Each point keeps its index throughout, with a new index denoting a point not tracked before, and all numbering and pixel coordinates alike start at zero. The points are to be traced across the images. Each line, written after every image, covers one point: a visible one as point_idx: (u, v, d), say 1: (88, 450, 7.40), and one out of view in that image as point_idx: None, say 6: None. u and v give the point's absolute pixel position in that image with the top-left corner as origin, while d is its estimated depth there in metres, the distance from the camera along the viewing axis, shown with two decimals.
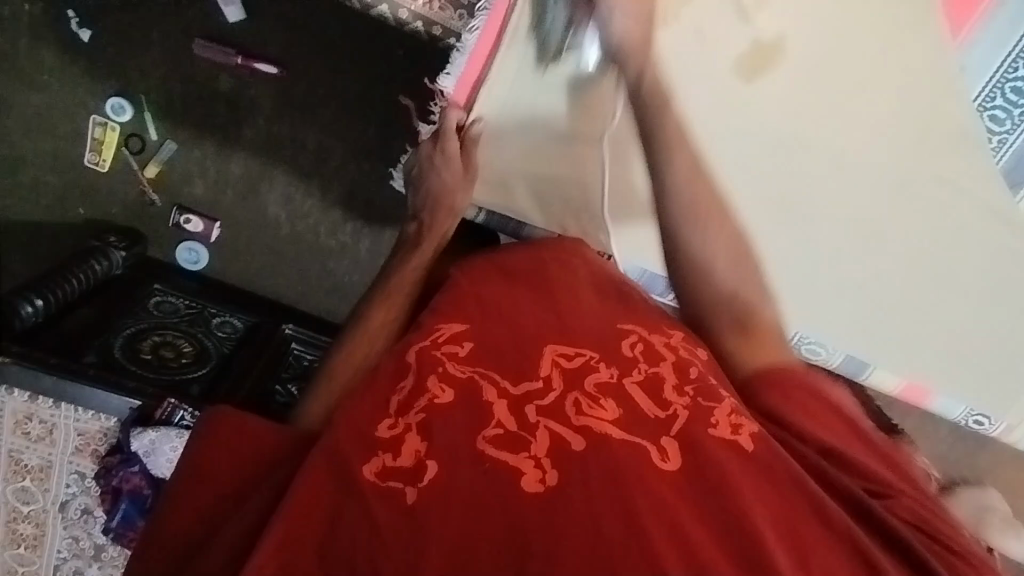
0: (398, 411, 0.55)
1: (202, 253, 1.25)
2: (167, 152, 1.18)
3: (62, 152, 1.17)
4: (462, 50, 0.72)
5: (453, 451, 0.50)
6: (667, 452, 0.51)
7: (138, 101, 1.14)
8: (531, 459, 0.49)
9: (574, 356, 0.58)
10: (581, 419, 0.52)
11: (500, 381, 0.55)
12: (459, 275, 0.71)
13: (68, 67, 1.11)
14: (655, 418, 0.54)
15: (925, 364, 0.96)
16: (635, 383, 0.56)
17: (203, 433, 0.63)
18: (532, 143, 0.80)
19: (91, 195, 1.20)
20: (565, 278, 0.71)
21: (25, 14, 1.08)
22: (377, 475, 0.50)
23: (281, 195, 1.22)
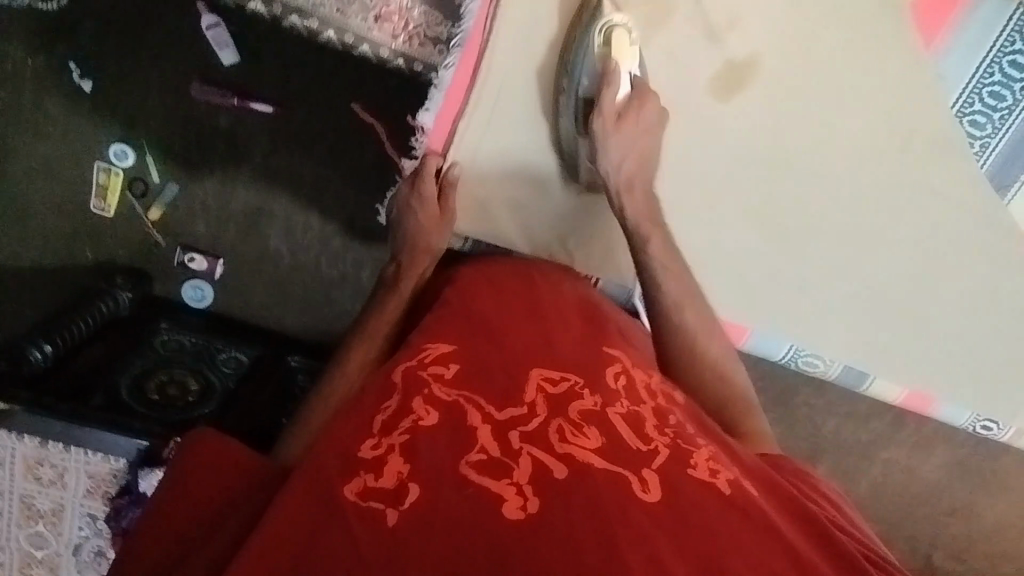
0: (382, 431, 0.55)
1: (207, 290, 1.26)
2: (170, 194, 1.20)
3: (68, 199, 1.20)
4: (438, 85, 0.72)
5: (438, 473, 0.50)
6: (648, 484, 0.51)
7: (140, 146, 1.17)
8: (513, 486, 0.49)
9: (559, 380, 0.60)
10: (565, 446, 0.52)
11: (485, 404, 0.56)
12: (449, 291, 0.73)
13: (72, 116, 1.15)
14: (637, 450, 0.54)
15: (926, 373, 0.96)
16: (617, 414, 0.57)
17: (184, 458, 0.64)
18: (516, 175, 0.82)
19: (97, 238, 1.22)
20: (549, 304, 0.73)
21: (29, 69, 1.12)
22: (358, 495, 0.49)
23: (282, 228, 1.24)
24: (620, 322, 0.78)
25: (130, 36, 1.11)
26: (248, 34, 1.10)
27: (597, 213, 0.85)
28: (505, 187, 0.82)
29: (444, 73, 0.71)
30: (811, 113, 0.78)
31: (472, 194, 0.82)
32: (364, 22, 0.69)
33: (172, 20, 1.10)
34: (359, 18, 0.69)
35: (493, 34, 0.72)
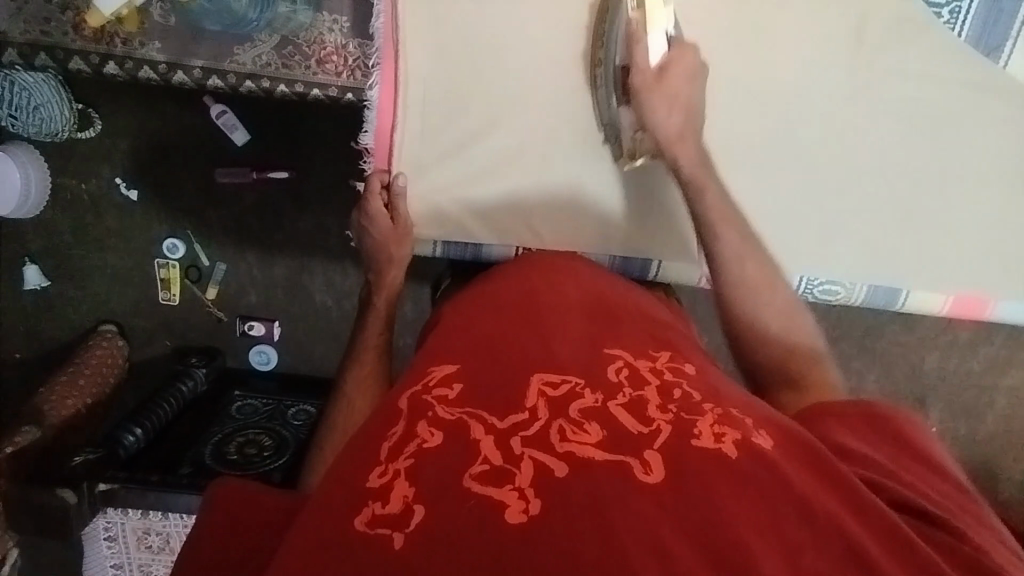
0: (388, 457, 0.54)
1: (271, 353, 1.36)
2: (220, 273, 1.31)
3: (141, 297, 1.34)
4: (371, 106, 0.81)
5: (440, 490, 0.50)
6: (650, 465, 0.52)
7: (187, 237, 1.29)
8: (515, 491, 0.49)
9: (560, 383, 0.60)
10: (565, 445, 0.53)
11: (487, 417, 0.56)
12: (452, 311, 0.79)
13: (127, 224, 1.29)
14: (638, 433, 0.54)
15: (968, 273, 0.92)
16: (619, 404, 0.58)
17: (209, 506, 0.68)
18: (465, 167, 0.86)
19: (172, 327, 1.35)
20: (551, 302, 0.75)
21: (84, 193, 1.27)
22: (366, 524, 0.49)
23: (323, 282, 1.32)
24: (623, 301, 0.79)
25: (158, 142, 1.24)
26: (252, 112, 1.20)
27: (550, 184, 0.87)
28: (459, 165, 0.86)
29: (373, 93, 0.81)
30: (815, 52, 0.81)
31: (425, 199, 0.87)
32: (308, 70, 0.81)
33: (188, 119, 1.22)
34: (303, 69, 0.81)
35: (404, 32, 0.79)
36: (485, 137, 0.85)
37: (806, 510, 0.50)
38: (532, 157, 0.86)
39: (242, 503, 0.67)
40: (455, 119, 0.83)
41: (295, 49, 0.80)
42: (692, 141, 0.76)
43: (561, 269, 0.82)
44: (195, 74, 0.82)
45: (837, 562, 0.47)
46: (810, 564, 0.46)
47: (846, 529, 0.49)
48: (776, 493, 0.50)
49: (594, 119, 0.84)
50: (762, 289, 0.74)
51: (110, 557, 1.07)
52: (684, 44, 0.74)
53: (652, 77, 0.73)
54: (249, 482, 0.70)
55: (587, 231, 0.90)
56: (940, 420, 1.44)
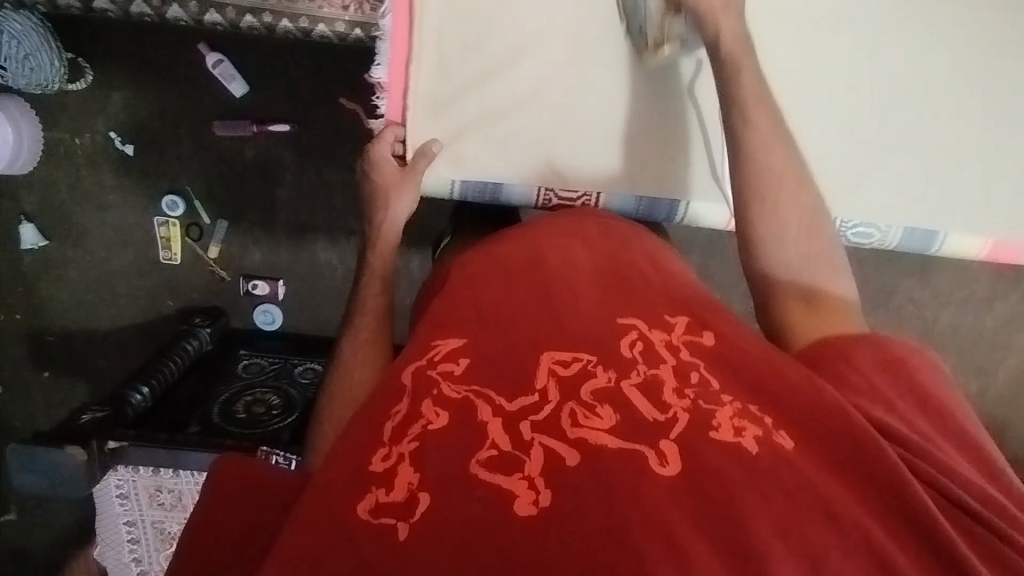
0: (392, 439, 0.53)
1: (276, 312, 1.34)
2: (222, 231, 1.28)
3: (142, 257, 1.31)
4: (383, 35, 0.82)
5: (444, 480, 0.49)
6: (666, 456, 0.50)
7: (187, 194, 1.26)
8: (525, 480, 0.48)
9: (571, 361, 0.58)
10: (577, 431, 0.51)
11: (495, 398, 0.54)
12: (459, 274, 0.75)
13: (124, 180, 1.25)
14: (652, 421, 0.52)
15: (999, 216, 0.92)
16: (633, 386, 0.55)
17: (212, 486, 0.67)
18: (486, 101, 0.86)
19: (175, 287, 1.33)
20: (560, 266, 0.72)
21: (78, 148, 1.22)
22: (370, 513, 0.48)
23: (328, 240, 1.29)
24: (641, 265, 0.75)
25: (151, 94, 1.18)
26: (251, 61, 1.15)
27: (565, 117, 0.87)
28: (479, 99, 0.85)
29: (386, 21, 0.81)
30: None
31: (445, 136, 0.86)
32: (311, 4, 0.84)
33: (183, 68, 1.17)
34: (307, 4, 0.84)
35: None
36: (510, 70, 0.85)
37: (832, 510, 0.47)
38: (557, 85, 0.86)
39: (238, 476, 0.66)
40: (477, 56, 0.84)
41: None
42: (734, 15, 0.74)
43: (570, 228, 0.79)
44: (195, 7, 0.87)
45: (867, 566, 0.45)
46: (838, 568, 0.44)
47: (875, 534, 0.47)
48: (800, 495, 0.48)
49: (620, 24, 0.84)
50: (785, 185, 0.71)
51: (123, 515, 1.06)
52: None
53: None
54: (257, 461, 0.68)
55: (607, 165, 0.88)
56: (953, 374, 1.43)
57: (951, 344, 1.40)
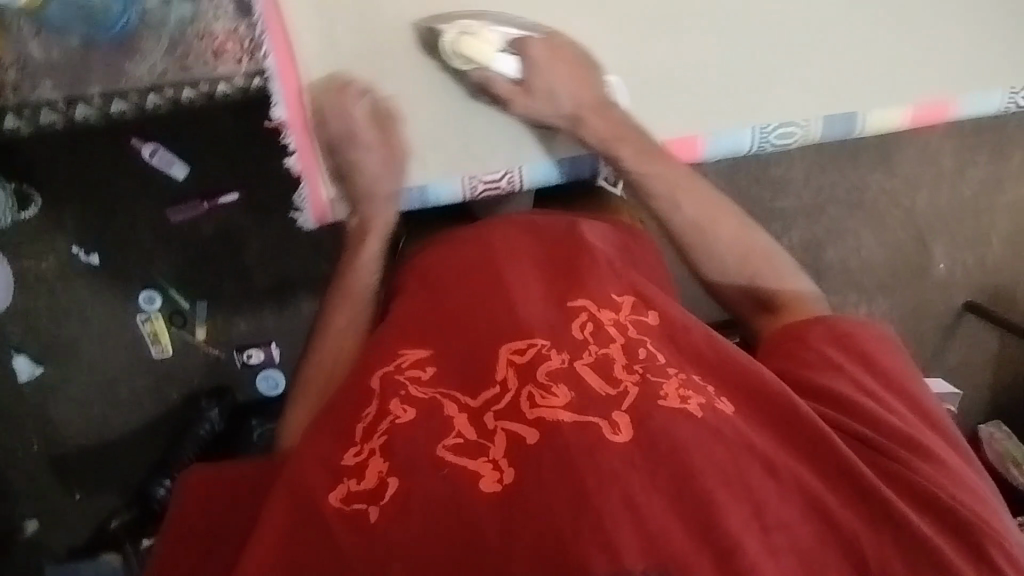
0: (364, 437, 0.69)
1: (277, 375, 1.36)
2: (204, 310, 1.30)
3: (134, 357, 1.33)
4: (270, 76, 0.94)
5: (410, 464, 0.65)
6: (618, 426, 0.65)
7: (161, 285, 1.28)
8: (490, 463, 0.63)
9: (526, 348, 0.73)
10: (536, 411, 0.66)
11: (460, 398, 0.71)
12: (419, 261, 0.89)
13: (98, 288, 1.27)
14: (605, 395, 0.68)
15: (923, 84, 1.14)
16: (586, 365, 0.71)
17: (188, 489, 0.77)
18: (469, 116, 1.06)
19: (175, 378, 1.35)
20: (510, 256, 0.85)
21: (47, 270, 1.25)
22: (342, 501, 0.63)
23: (307, 291, 1.30)
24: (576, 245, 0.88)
25: (101, 200, 1.21)
26: (184, 142, 1.17)
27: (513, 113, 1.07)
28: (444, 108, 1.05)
29: (267, 62, 0.94)
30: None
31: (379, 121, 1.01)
32: (207, 65, 0.91)
33: (123, 167, 1.19)
34: (202, 68, 0.92)
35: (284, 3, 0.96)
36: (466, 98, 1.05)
37: (772, 465, 0.66)
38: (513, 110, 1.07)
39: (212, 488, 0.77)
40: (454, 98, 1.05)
41: (187, 48, 0.90)
42: (591, 120, 0.99)
43: (497, 227, 0.90)
44: (96, 100, 0.89)
45: (799, 506, 0.64)
46: (773, 508, 0.63)
47: (807, 481, 0.66)
48: (736, 446, 0.66)
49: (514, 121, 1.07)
50: (712, 226, 0.95)
51: None
52: (517, 50, 0.98)
53: (520, 93, 1.00)
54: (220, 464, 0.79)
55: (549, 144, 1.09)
56: (946, 254, 1.42)
57: (937, 225, 1.40)
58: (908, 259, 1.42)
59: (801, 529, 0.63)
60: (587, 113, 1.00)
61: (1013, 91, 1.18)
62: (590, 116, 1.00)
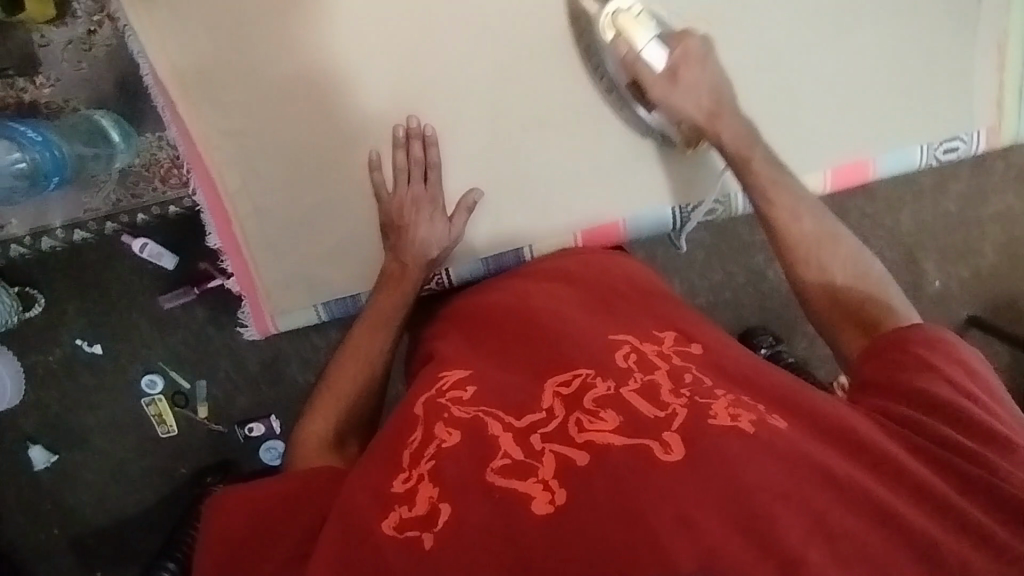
0: (411, 463, 0.69)
1: (279, 445, 1.40)
2: (203, 389, 1.35)
3: (141, 439, 1.37)
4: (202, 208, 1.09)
5: (463, 487, 0.64)
6: (670, 445, 0.65)
7: (161, 368, 1.33)
8: (540, 484, 0.63)
9: (572, 379, 0.75)
10: (584, 435, 0.66)
11: (505, 417, 0.71)
12: (464, 303, 1.00)
13: (102, 376, 1.33)
14: (653, 417, 0.67)
15: (854, 141, 1.19)
16: (631, 390, 0.71)
17: (219, 508, 0.75)
18: (573, 145, 1.14)
19: (182, 455, 1.39)
20: (549, 307, 0.92)
21: (54, 363, 1.31)
22: (395, 528, 0.63)
23: (300, 362, 1.35)
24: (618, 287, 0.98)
25: (99, 295, 1.27)
26: (170, 233, 1.23)
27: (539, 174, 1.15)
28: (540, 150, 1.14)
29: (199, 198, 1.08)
30: (545, 67, 1.11)
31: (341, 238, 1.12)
32: (154, 189, 1.10)
33: (117, 261, 1.25)
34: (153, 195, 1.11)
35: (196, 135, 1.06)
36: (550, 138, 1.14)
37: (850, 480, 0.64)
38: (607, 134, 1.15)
39: (250, 506, 0.74)
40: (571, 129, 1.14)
41: (136, 178, 1.10)
42: (727, 119, 1.02)
43: (544, 278, 1.01)
44: (59, 233, 1.11)
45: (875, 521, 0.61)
46: (841, 521, 0.61)
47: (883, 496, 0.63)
48: (790, 457, 0.65)
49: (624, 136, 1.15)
50: (827, 244, 0.94)
51: None
52: (683, 40, 1.02)
53: (664, 84, 1.02)
54: (247, 483, 0.77)
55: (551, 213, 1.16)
56: (940, 270, 1.39)
57: (926, 241, 1.37)
58: (901, 279, 1.38)
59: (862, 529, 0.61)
60: (721, 110, 1.02)
61: (932, 145, 1.22)
62: (728, 111, 1.02)
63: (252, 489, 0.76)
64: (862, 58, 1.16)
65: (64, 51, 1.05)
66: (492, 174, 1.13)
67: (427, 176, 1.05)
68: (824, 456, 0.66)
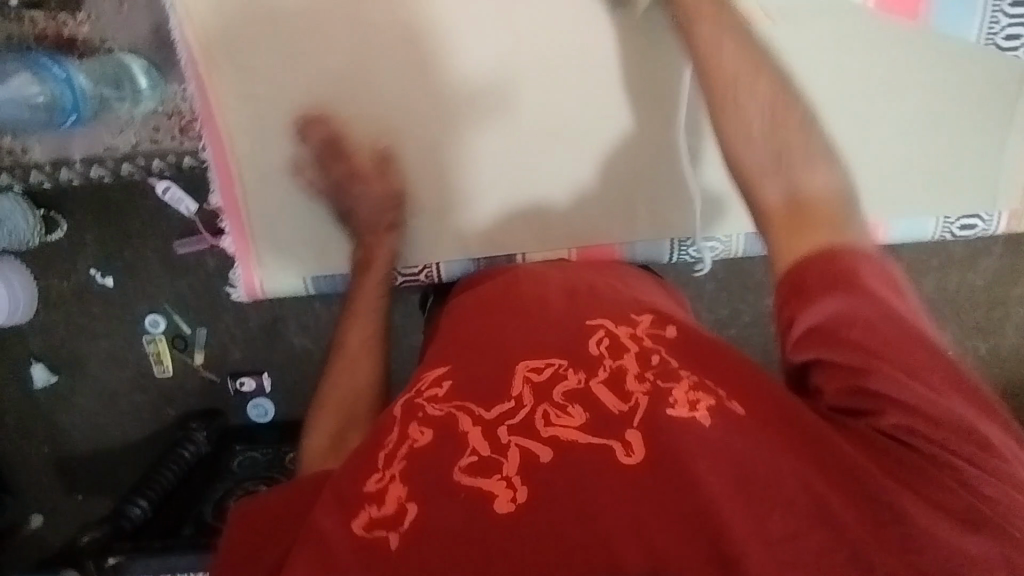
0: (384, 464, 0.68)
1: (267, 404, 1.42)
2: (203, 337, 1.38)
3: (137, 374, 1.41)
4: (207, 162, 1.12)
5: (431, 487, 0.64)
6: (631, 446, 0.65)
7: (165, 309, 1.36)
8: (504, 481, 0.64)
9: (543, 368, 0.75)
10: (550, 428, 0.67)
11: (476, 410, 0.71)
12: (463, 296, 0.98)
13: (110, 308, 1.36)
14: (618, 412, 0.68)
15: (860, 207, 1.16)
16: (598, 381, 0.72)
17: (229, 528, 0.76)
18: (551, 164, 1.13)
19: (173, 396, 1.42)
20: (537, 292, 0.91)
21: (67, 288, 1.35)
22: (365, 527, 0.63)
23: (299, 326, 1.37)
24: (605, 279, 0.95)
25: (118, 229, 1.30)
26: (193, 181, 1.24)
27: (529, 181, 1.14)
28: (533, 165, 1.13)
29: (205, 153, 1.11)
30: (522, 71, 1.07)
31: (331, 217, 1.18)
32: (174, 139, 1.15)
33: (140, 200, 1.28)
34: (172, 143, 1.16)
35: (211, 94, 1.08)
36: (542, 146, 1.12)
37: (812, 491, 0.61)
38: (588, 139, 1.11)
39: (257, 518, 0.75)
40: (547, 145, 1.11)
41: (160, 125, 1.15)
42: None
43: (534, 270, 0.98)
44: (79, 164, 1.18)
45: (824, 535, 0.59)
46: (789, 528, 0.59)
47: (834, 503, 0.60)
48: (746, 460, 0.63)
49: (622, 148, 1.12)
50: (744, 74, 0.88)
51: None
52: None
53: None
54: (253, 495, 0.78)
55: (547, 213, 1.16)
56: (955, 341, 1.36)
57: (947, 310, 1.35)
58: None
59: (816, 542, 0.59)
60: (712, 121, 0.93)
61: (949, 219, 1.17)
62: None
63: (259, 498, 0.77)
64: (868, 114, 1.09)
65: None
66: (509, 178, 1.14)
67: (343, 156, 1.10)
68: (784, 458, 0.63)
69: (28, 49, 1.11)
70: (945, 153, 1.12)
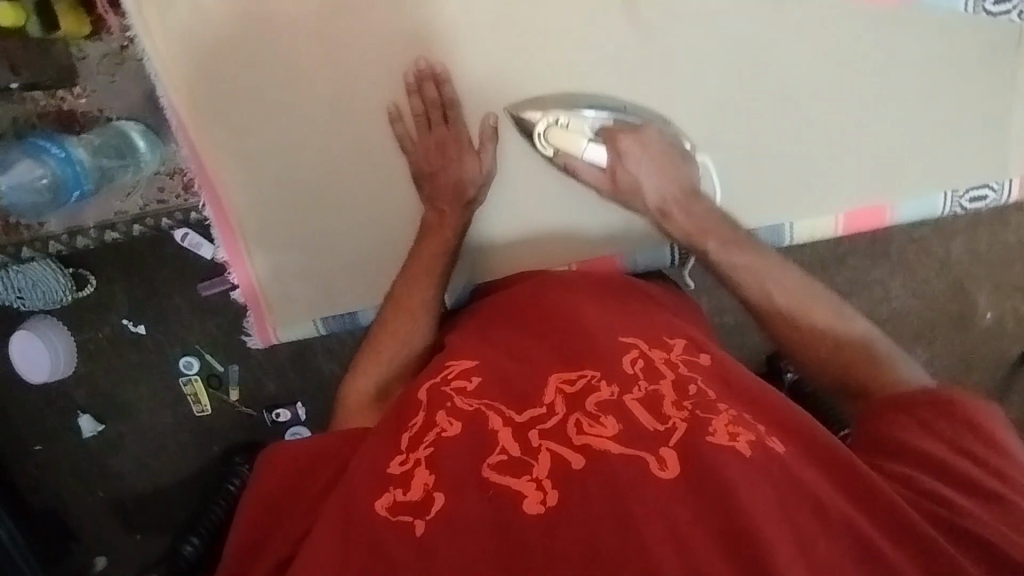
0: (409, 448, 0.72)
1: (305, 432, 1.46)
2: (236, 373, 1.42)
3: (178, 415, 1.45)
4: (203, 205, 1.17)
5: (457, 480, 0.66)
6: (665, 461, 0.66)
7: (198, 351, 1.40)
8: (533, 482, 0.64)
9: (576, 379, 0.75)
10: (582, 437, 0.67)
11: (506, 412, 0.72)
12: (483, 303, 1.01)
13: (145, 354, 1.41)
14: (653, 429, 0.68)
15: (868, 188, 1.20)
16: (633, 399, 0.72)
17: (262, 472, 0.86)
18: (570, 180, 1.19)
19: (214, 433, 1.47)
20: (563, 300, 0.92)
21: (102, 340, 1.40)
22: (388, 509, 0.66)
23: (327, 353, 1.40)
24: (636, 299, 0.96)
25: (144, 278, 1.35)
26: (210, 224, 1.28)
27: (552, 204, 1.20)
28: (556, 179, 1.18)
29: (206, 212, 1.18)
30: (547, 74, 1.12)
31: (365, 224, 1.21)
32: (181, 198, 1.17)
33: (161, 248, 1.32)
34: (179, 202, 1.17)
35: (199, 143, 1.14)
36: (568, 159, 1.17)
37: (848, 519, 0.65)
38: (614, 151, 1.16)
39: (288, 471, 0.83)
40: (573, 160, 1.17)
41: (166, 185, 1.16)
42: None
43: (536, 277, 1.01)
44: (92, 232, 1.17)
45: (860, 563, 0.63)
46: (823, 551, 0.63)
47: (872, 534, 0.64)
48: (785, 485, 0.66)
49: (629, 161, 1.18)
50: None
51: None
52: None
53: None
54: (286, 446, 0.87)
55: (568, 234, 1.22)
56: (992, 302, 1.32)
57: (979, 272, 1.31)
58: (946, 309, 1.32)
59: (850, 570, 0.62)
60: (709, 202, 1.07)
61: (957, 193, 1.21)
62: None
63: (295, 447, 0.85)
64: (870, 99, 1.15)
65: (99, 65, 1.10)
66: (528, 206, 1.20)
67: (450, 117, 1.07)
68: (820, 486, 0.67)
69: (31, 128, 1.11)
70: (947, 130, 1.17)
